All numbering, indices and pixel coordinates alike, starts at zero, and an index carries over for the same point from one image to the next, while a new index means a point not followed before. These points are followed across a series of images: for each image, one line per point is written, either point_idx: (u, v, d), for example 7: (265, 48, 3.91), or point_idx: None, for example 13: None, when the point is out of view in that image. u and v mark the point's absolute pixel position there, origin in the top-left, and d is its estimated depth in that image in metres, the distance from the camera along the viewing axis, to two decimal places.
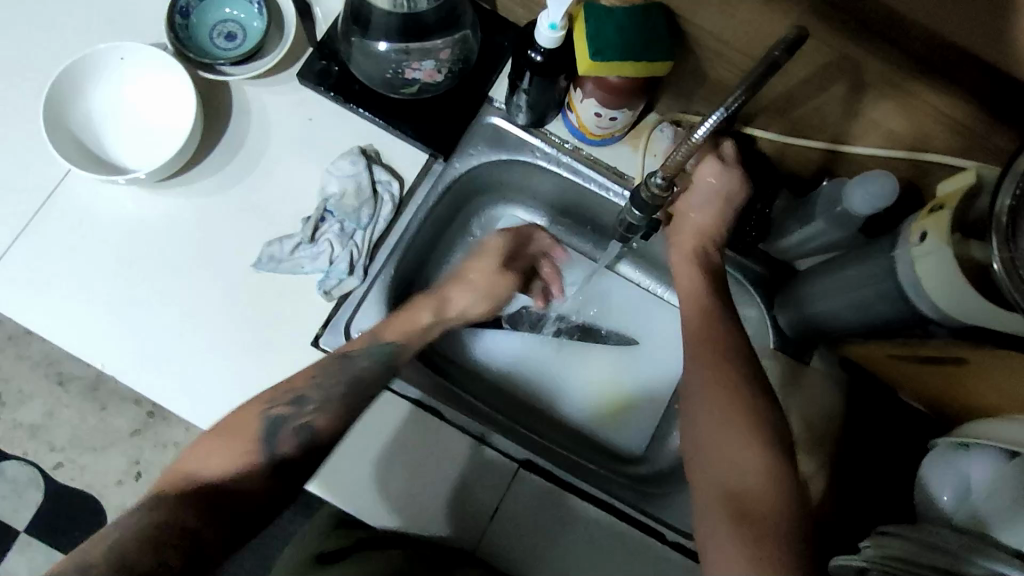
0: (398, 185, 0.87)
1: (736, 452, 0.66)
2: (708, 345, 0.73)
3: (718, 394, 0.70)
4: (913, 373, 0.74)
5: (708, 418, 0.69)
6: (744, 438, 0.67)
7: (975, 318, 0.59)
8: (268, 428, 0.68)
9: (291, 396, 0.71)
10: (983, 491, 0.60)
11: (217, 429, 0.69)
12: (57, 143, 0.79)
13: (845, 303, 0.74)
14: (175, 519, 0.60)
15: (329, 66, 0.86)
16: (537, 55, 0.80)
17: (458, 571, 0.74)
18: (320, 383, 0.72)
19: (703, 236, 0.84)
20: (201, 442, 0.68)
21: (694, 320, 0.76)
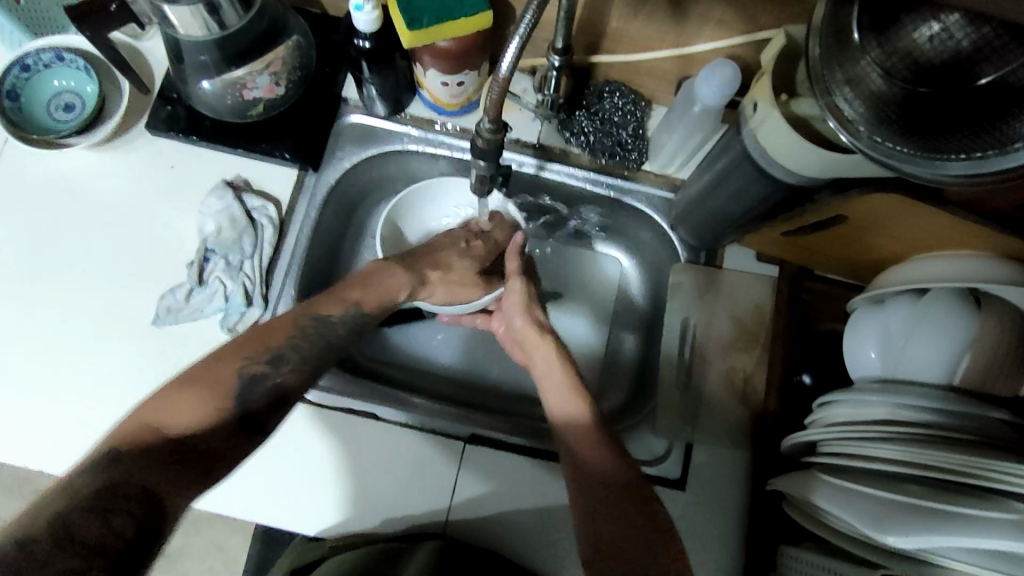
0: (275, 206, 0.81)
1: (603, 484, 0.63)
2: (579, 394, 0.72)
3: (592, 457, 0.66)
4: (814, 244, 0.76)
5: (597, 475, 0.64)
6: (603, 463, 0.65)
7: (820, 172, 0.57)
8: (246, 384, 0.61)
9: (268, 353, 0.64)
10: (904, 335, 0.70)
11: (184, 377, 0.60)
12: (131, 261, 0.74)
13: (725, 197, 0.72)
14: (113, 483, 0.50)
15: (177, 110, 0.81)
16: (365, 42, 0.73)
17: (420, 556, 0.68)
18: (296, 344, 0.65)
19: (529, 309, 0.81)
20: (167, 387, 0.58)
21: (557, 380, 0.74)
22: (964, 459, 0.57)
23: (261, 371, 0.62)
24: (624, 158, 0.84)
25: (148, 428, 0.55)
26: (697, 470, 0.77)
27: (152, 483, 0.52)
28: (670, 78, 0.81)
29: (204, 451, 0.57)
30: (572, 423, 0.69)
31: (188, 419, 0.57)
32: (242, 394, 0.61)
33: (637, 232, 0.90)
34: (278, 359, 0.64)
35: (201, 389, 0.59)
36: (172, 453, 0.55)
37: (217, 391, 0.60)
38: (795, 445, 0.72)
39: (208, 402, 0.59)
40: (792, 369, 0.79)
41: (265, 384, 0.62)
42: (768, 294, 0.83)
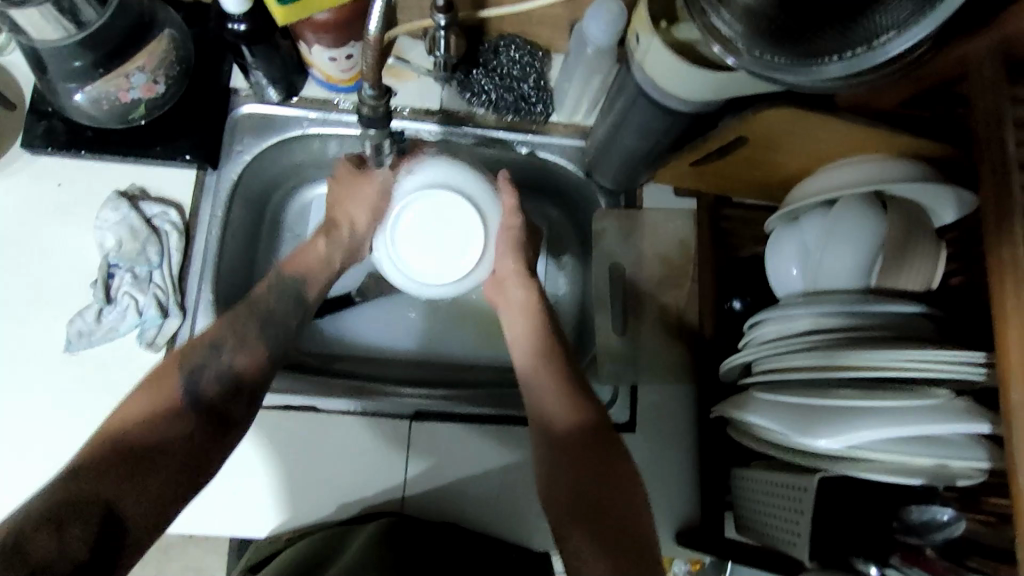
0: (177, 211, 0.78)
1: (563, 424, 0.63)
2: (536, 334, 0.70)
3: (554, 397, 0.65)
4: (724, 171, 0.76)
5: (552, 404, 0.64)
6: (567, 407, 0.64)
7: (710, 95, 0.58)
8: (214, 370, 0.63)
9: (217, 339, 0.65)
10: (820, 248, 0.72)
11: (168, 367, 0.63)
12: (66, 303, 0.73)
13: (630, 137, 0.72)
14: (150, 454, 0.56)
15: (53, 124, 0.76)
16: (239, 24, 0.69)
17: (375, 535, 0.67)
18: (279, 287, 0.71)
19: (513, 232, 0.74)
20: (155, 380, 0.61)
21: (518, 324, 0.73)
22: (885, 353, 0.58)
23: (201, 362, 0.63)
24: (529, 112, 0.83)
25: (112, 434, 0.57)
26: (644, 409, 0.79)
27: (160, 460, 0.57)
28: (562, 24, 0.80)
29: (171, 455, 0.58)
30: (531, 372, 0.68)
31: (129, 425, 0.57)
32: (190, 389, 0.62)
33: (556, 185, 0.89)
34: (213, 360, 0.64)
35: (162, 387, 0.61)
36: (122, 460, 0.55)
37: (167, 391, 0.61)
38: (727, 370, 0.74)
39: (159, 398, 0.60)
40: (722, 297, 0.81)
41: (206, 383, 0.62)
42: (690, 227, 0.84)
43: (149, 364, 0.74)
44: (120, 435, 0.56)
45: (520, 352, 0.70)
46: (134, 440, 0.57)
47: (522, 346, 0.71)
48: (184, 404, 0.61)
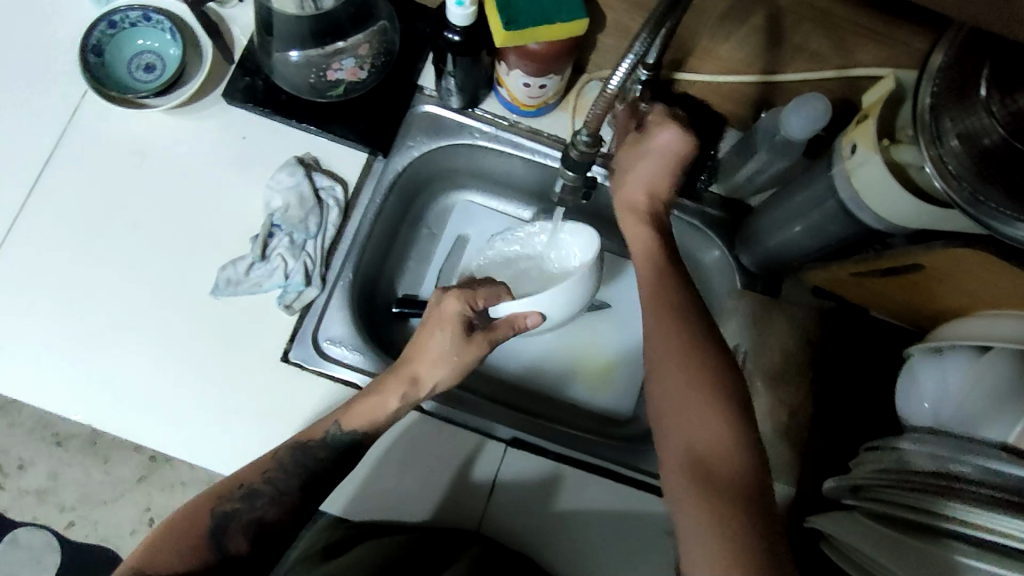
0: (342, 188, 0.81)
1: (698, 413, 0.57)
2: (659, 286, 0.64)
3: (685, 372, 0.58)
4: (874, 288, 0.75)
5: (687, 395, 0.57)
6: (705, 402, 0.57)
7: (914, 221, 0.57)
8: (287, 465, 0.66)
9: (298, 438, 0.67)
10: (961, 391, 0.70)
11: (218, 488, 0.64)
12: (221, 266, 0.78)
13: (799, 231, 0.72)
14: None
15: (254, 82, 0.81)
16: (454, 35, 0.73)
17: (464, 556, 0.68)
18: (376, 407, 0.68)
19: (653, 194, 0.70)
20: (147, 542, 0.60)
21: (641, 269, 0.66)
22: (992, 514, 0.57)
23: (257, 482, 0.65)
24: (692, 178, 0.85)
25: (180, 540, 0.61)
26: None
27: None
28: (750, 103, 0.81)
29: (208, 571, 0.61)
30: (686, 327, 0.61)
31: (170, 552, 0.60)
32: (218, 531, 0.62)
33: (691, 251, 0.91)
34: (252, 495, 0.64)
35: (197, 519, 0.62)
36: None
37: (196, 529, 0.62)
38: (833, 487, 0.73)
39: (181, 535, 0.61)
40: (839, 409, 0.79)
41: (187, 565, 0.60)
42: (822, 330, 0.83)
43: (282, 325, 0.77)
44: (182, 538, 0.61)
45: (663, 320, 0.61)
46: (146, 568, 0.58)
47: (651, 309, 0.63)
48: (211, 541, 0.62)
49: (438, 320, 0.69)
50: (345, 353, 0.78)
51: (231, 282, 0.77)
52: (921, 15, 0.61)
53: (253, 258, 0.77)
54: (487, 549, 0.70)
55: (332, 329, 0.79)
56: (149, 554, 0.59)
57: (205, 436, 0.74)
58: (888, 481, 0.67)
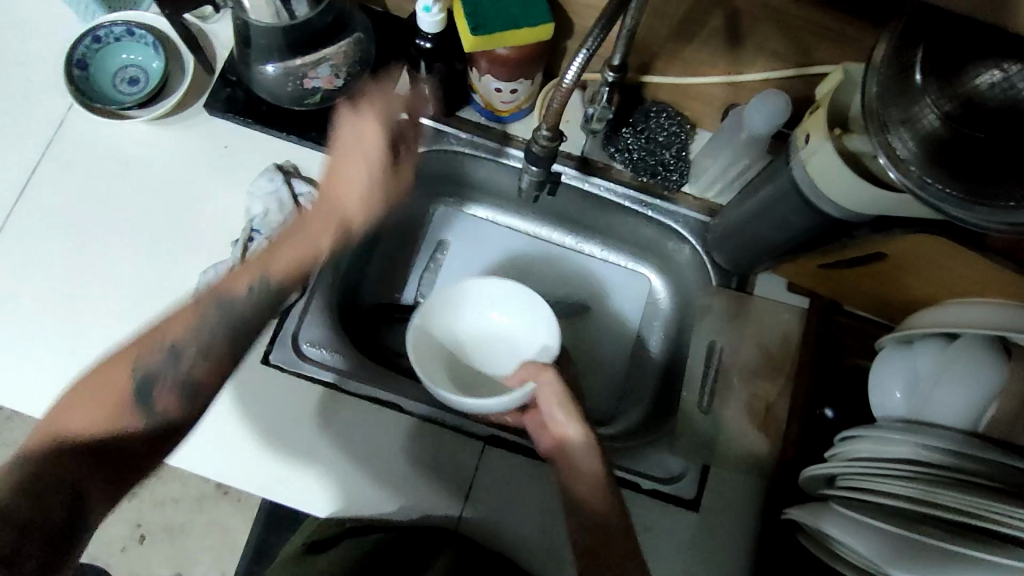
0: (321, 194, 0.83)
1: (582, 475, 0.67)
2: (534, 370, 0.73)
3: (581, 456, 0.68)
4: (842, 279, 0.77)
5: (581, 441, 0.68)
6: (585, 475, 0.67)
7: (870, 206, 0.58)
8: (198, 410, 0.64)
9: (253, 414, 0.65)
10: (931, 379, 0.71)
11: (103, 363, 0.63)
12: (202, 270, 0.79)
13: (767, 226, 0.73)
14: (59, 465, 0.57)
15: (235, 92, 0.84)
16: (426, 42, 0.76)
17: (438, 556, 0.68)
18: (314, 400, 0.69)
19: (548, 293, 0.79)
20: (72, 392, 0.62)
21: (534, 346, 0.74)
22: (974, 502, 0.57)
23: (157, 368, 0.62)
24: (664, 178, 0.86)
25: (54, 435, 0.58)
26: (711, 491, 0.78)
27: (83, 476, 0.57)
28: (717, 104, 0.83)
29: (60, 524, 0.55)
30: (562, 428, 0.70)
31: (73, 423, 0.59)
32: (142, 394, 0.61)
33: (665, 252, 0.92)
34: (176, 353, 0.63)
35: (111, 384, 0.61)
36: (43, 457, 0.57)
37: (121, 389, 0.61)
38: (806, 475, 0.73)
39: (93, 423, 0.60)
40: (814, 402, 0.79)
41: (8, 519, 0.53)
42: (796, 325, 0.84)
43: (262, 327, 0.79)
44: (83, 443, 0.58)
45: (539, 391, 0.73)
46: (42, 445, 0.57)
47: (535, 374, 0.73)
48: (138, 412, 0.61)
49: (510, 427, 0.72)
50: (324, 355, 0.80)
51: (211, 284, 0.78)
52: (871, 12, 0.63)
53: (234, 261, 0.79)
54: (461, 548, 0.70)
55: (311, 331, 0.80)
56: (29, 466, 0.56)
57: (184, 437, 0.74)
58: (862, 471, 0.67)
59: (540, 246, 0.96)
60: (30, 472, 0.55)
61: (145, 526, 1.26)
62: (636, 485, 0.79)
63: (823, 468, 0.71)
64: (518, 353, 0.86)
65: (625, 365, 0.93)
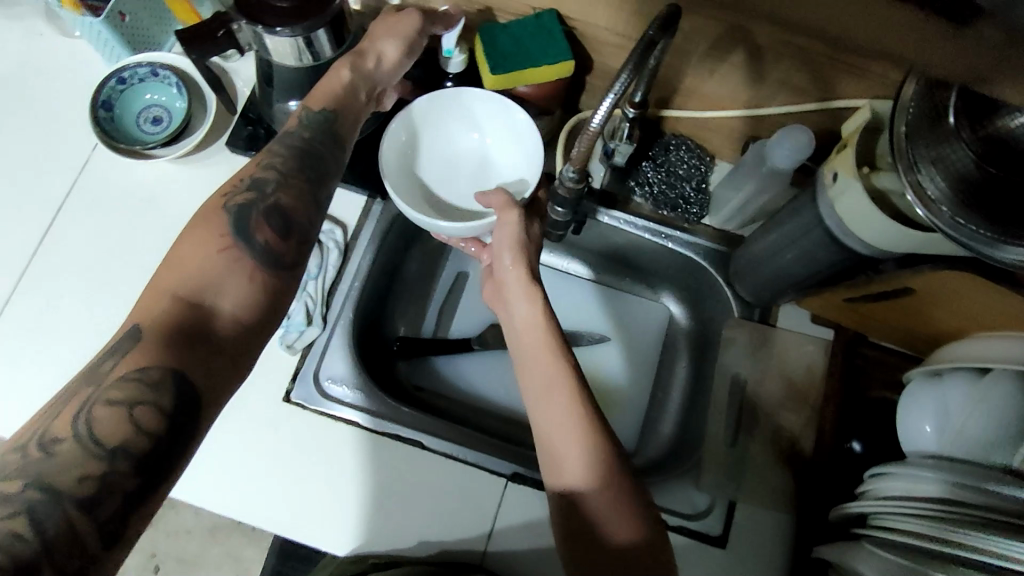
0: (342, 230, 0.83)
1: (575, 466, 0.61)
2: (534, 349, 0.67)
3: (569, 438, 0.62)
4: (869, 312, 0.76)
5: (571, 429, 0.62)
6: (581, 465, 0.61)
7: (898, 245, 0.58)
8: (236, 218, 0.57)
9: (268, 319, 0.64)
10: (962, 414, 0.69)
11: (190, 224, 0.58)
12: None
13: (791, 259, 0.72)
14: (138, 394, 0.47)
15: (257, 130, 0.85)
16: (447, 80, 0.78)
17: None
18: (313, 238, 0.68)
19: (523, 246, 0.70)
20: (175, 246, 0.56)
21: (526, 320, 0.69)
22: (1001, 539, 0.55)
23: (248, 202, 0.58)
24: (685, 211, 0.86)
25: (161, 287, 0.53)
26: (737, 528, 0.77)
27: (197, 373, 0.50)
28: (737, 137, 0.83)
29: (164, 440, 0.47)
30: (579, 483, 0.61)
31: (181, 276, 0.54)
32: (240, 228, 0.57)
33: (686, 282, 0.92)
34: (261, 184, 0.59)
35: (192, 246, 0.55)
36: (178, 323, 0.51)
37: (218, 226, 0.56)
38: (839, 513, 0.72)
39: (203, 266, 0.54)
40: (841, 436, 0.78)
41: (100, 418, 0.46)
42: (820, 357, 0.83)
43: (284, 365, 0.79)
44: (176, 292, 0.52)
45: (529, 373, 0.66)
46: (128, 328, 0.51)
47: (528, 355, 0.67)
48: (236, 244, 0.56)
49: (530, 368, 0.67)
50: (345, 392, 0.79)
51: None
52: None
53: None
54: None
55: (333, 368, 0.79)
56: (146, 345, 0.49)
57: (206, 475, 0.74)
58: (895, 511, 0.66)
59: (557, 277, 0.97)
60: (131, 390, 0.47)
61: (159, 556, 1.25)
62: (662, 522, 0.77)
63: (856, 505, 0.70)
64: (500, 178, 0.81)
65: (646, 397, 0.93)
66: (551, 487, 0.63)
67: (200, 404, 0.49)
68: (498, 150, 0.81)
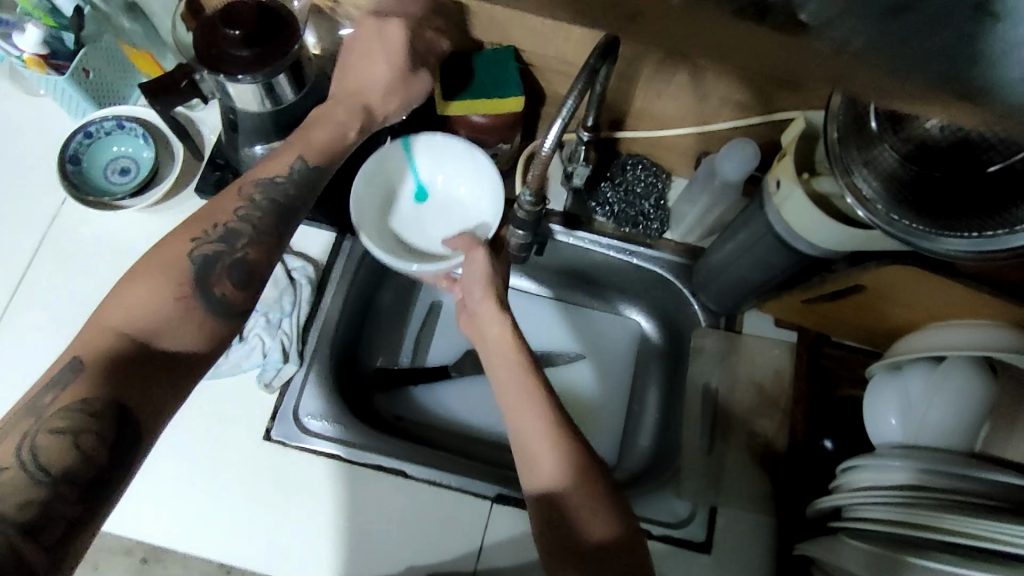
0: (313, 267, 0.85)
1: (553, 468, 0.63)
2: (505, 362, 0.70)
3: (548, 441, 0.64)
4: (827, 312, 0.79)
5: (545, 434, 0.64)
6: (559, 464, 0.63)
7: (842, 244, 0.61)
8: (200, 266, 0.61)
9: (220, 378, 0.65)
10: (922, 404, 0.72)
11: (145, 259, 0.61)
12: None
13: (747, 266, 0.75)
14: (81, 427, 0.52)
15: (225, 175, 0.87)
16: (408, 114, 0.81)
17: None
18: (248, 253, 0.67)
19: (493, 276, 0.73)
20: (130, 279, 0.60)
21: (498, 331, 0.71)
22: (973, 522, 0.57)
23: (214, 250, 0.62)
24: (646, 227, 0.89)
25: (115, 321, 0.57)
26: (721, 533, 0.78)
27: (140, 407, 0.55)
28: (690, 153, 0.87)
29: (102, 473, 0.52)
30: (553, 488, 0.63)
31: (127, 315, 0.57)
32: (198, 279, 0.60)
33: (653, 296, 0.95)
34: (231, 236, 0.63)
35: (146, 286, 0.59)
36: (132, 356, 0.56)
37: (174, 272, 0.60)
38: (816, 508, 0.73)
39: (152, 309, 0.58)
40: (814, 434, 0.81)
41: (47, 452, 0.50)
42: (787, 359, 0.86)
43: (263, 404, 0.79)
44: (125, 330, 0.56)
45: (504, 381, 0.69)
46: (74, 360, 0.54)
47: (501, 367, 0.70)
48: (191, 293, 0.60)
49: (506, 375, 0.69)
50: (323, 427, 0.79)
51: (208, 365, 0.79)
52: None
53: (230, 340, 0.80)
54: None
55: (313, 405, 0.79)
56: (90, 381, 0.54)
57: (190, 520, 0.74)
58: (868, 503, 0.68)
59: (530, 300, 0.99)
60: (77, 422, 0.52)
61: None
62: (646, 532, 0.78)
63: (831, 500, 0.71)
64: (465, 219, 0.82)
65: (624, 410, 0.94)
66: (526, 496, 0.65)
67: (137, 441, 0.54)
68: (463, 192, 0.83)
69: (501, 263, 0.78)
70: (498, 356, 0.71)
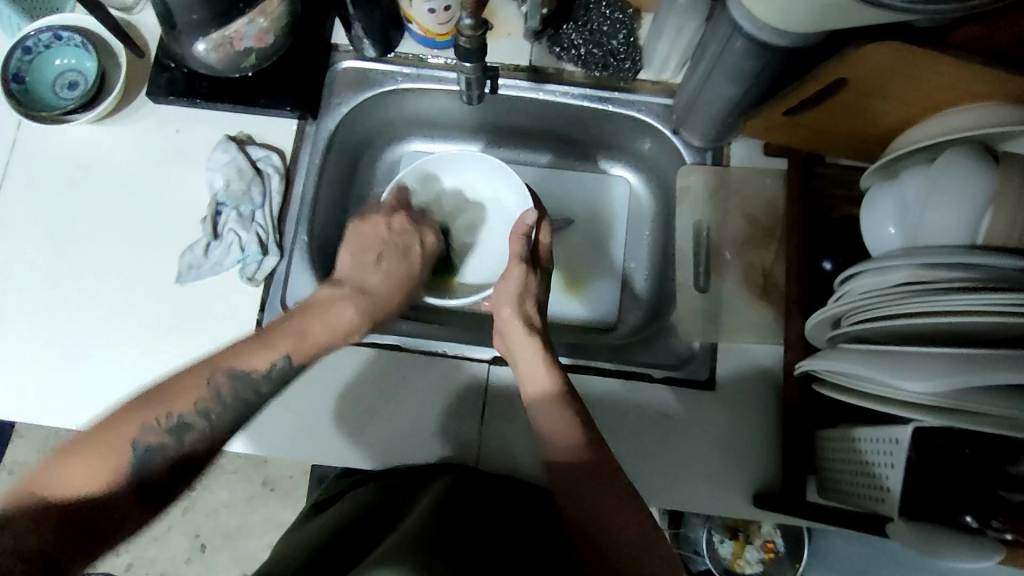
0: (279, 155, 0.83)
1: (598, 500, 0.61)
2: (520, 348, 0.71)
3: (593, 478, 0.63)
4: (812, 122, 0.75)
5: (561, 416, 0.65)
6: (609, 490, 0.62)
7: (809, 23, 0.57)
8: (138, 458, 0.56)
9: (170, 418, 0.58)
10: (917, 204, 0.67)
11: (79, 442, 0.55)
12: (180, 252, 0.79)
13: (722, 82, 0.71)
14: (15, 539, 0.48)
15: (174, 75, 0.83)
16: None
17: (427, 487, 0.69)
18: (206, 410, 0.60)
19: (522, 294, 0.73)
20: (60, 458, 0.53)
21: (512, 325, 0.72)
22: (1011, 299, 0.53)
23: (161, 441, 0.57)
24: (618, 68, 0.84)
25: (39, 493, 0.51)
26: (725, 367, 0.78)
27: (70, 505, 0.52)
28: None
29: (91, 522, 0.52)
30: (546, 402, 0.67)
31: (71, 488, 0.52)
32: (135, 466, 0.56)
33: (635, 148, 0.91)
34: (183, 426, 0.58)
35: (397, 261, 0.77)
36: (50, 516, 0.50)
37: (114, 456, 0.55)
38: (813, 322, 0.70)
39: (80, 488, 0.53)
40: (812, 258, 0.78)
41: (164, 453, 0.57)
42: (779, 187, 0.82)
43: (249, 297, 0.79)
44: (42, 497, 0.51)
45: (524, 366, 0.70)
46: (168, 421, 0.58)
47: (517, 351, 0.71)
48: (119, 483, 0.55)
49: (525, 360, 0.70)
50: None
51: (190, 265, 0.78)
52: None
53: (205, 238, 0.79)
54: (459, 473, 0.70)
55: (299, 292, 0.80)
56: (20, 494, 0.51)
57: None
58: (874, 304, 0.64)
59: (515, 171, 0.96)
60: (4, 545, 0.47)
61: (201, 535, 1.28)
62: (649, 377, 0.78)
63: (831, 310, 0.68)
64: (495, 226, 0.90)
65: (621, 269, 0.92)
66: (553, 465, 0.65)
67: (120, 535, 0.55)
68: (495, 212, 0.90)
69: (541, 275, 0.77)
70: (512, 347, 0.72)
